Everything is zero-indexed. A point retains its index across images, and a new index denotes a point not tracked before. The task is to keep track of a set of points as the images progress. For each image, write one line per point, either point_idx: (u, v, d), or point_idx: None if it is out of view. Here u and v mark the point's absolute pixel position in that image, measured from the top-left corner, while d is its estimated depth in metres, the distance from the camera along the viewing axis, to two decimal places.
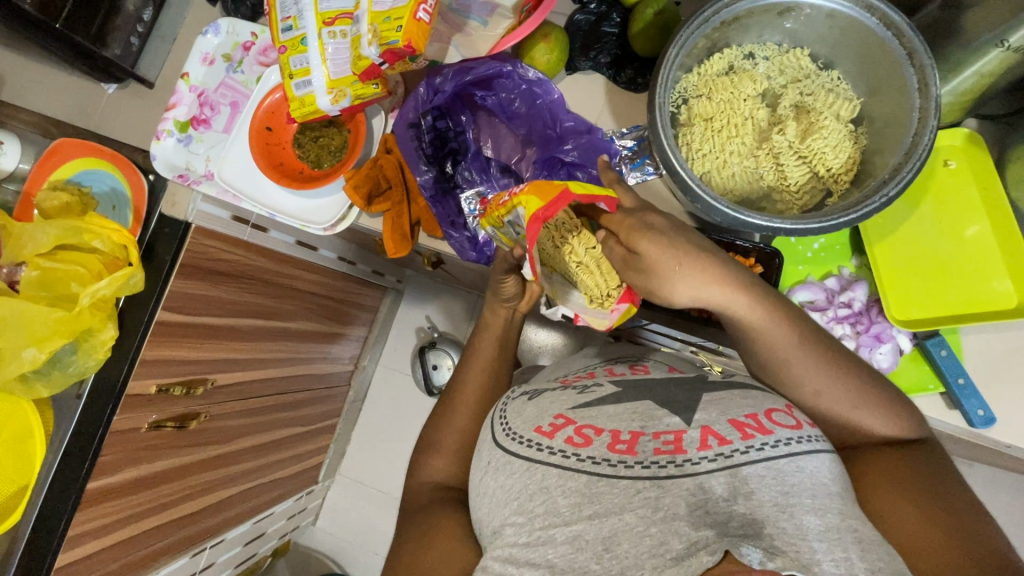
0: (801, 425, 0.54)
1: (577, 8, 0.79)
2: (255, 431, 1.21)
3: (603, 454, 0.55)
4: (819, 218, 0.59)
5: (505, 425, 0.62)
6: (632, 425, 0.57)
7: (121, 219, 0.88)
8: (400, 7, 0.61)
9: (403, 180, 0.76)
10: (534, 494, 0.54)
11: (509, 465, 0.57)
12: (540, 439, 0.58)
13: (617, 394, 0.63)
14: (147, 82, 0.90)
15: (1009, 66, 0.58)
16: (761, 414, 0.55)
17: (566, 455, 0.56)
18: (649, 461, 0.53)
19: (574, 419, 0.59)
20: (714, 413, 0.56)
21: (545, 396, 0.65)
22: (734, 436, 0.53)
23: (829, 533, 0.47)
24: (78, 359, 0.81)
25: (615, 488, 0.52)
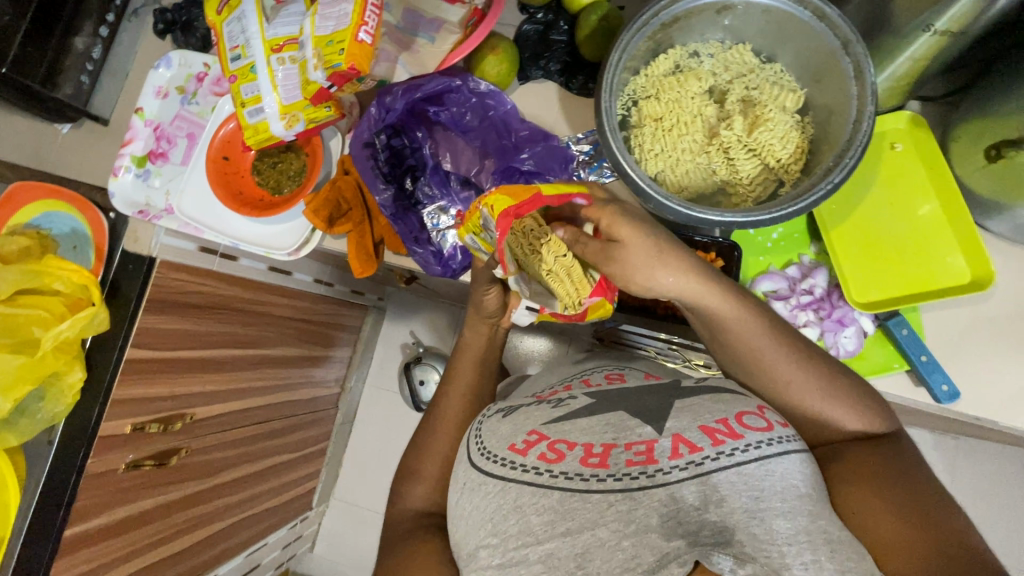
0: (771, 426, 0.53)
1: (525, 19, 0.80)
2: (240, 463, 1.19)
3: (576, 470, 0.54)
4: (769, 210, 0.59)
5: (480, 445, 0.60)
6: (604, 437, 0.56)
7: (82, 259, 0.86)
8: (343, 30, 0.62)
9: (363, 201, 0.77)
10: (508, 515, 0.54)
11: (484, 486, 0.57)
12: (513, 457, 0.57)
13: (590, 405, 0.61)
14: (102, 120, 0.92)
15: (941, 49, 0.59)
16: (731, 417, 0.54)
17: (539, 473, 0.55)
18: (621, 473, 0.53)
19: (547, 435, 0.58)
20: (685, 420, 0.55)
21: (519, 410, 0.63)
22: (704, 443, 0.52)
23: (798, 536, 0.47)
24: (46, 405, 0.79)
25: (587, 503, 0.52)
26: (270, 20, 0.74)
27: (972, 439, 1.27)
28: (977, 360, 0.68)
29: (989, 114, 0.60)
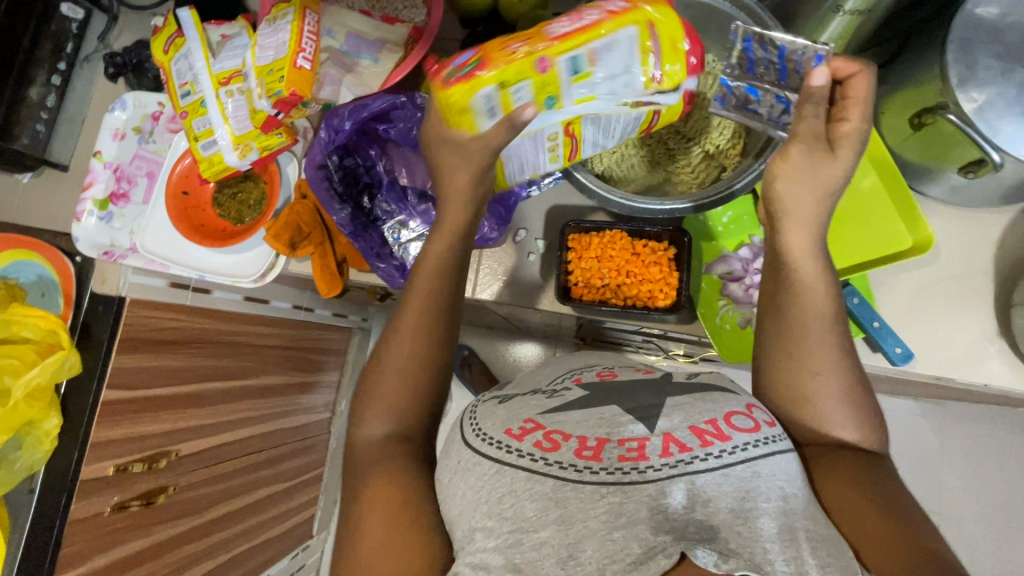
0: (758, 427, 0.52)
1: (467, 34, 0.82)
2: (230, 496, 1.15)
3: (570, 460, 0.51)
4: (691, 198, 0.64)
5: (475, 426, 0.56)
6: (599, 430, 0.53)
7: (52, 305, 0.87)
8: (281, 59, 0.65)
9: (322, 223, 0.79)
10: (503, 498, 0.50)
11: (478, 466, 0.52)
12: (508, 441, 0.53)
13: (585, 397, 0.58)
14: (60, 166, 0.93)
15: (854, 28, 0.61)
16: (721, 416, 0.53)
17: (534, 459, 0.51)
18: (614, 467, 0.50)
19: (544, 423, 0.54)
20: (676, 419, 0.53)
21: (516, 399, 0.60)
22: (693, 443, 0.51)
23: (785, 536, 0.46)
24: (23, 453, 0.79)
25: (581, 493, 0.49)
26: (215, 54, 0.76)
27: (958, 403, 1.28)
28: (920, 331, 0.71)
29: (912, 85, 0.63)
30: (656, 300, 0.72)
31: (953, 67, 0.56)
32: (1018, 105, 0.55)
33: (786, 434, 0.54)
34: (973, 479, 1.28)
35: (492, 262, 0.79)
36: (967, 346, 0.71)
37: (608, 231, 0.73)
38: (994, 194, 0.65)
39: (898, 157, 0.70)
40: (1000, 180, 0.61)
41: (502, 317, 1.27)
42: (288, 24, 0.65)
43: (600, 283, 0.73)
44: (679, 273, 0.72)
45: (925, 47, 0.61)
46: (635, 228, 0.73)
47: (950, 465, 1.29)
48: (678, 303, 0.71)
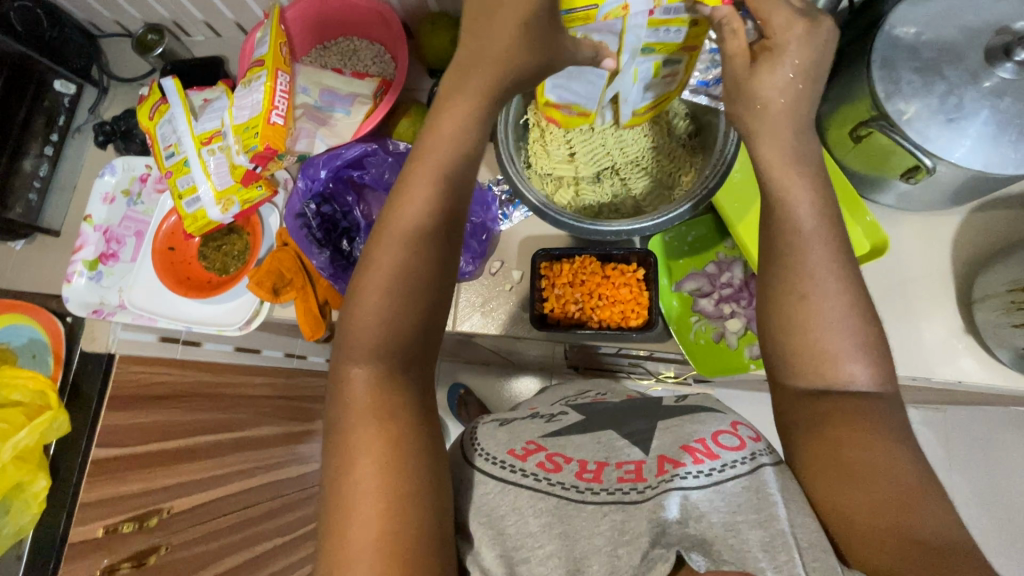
0: (745, 444, 0.51)
1: (435, 83, 0.87)
2: (230, 552, 1.09)
3: (571, 481, 0.52)
4: (677, 210, 0.65)
5: (476, 447, 0.58)
6: (598, 454, 0.54)
7: (43, 366, 0.89)
8: (256, 117, 0.70)
9: (302, 268, 0.81)
10: (506, 514, 0.51)
11: (484, 485, 0.54)
12: (512, 461, 0.54)
13: (584, 422, 0.61)
14: (52, 231, 0.96)
15: None
16: (708, 436, 0.52)
17: (537, 479, 0.53)
18: (614, 487, 0.51)
19: (545, 445, 0.56)
20: (668, 440, 0.53)
21: (516, 422, 0.62)
22: (685, 460, 0.50)
23: (771, 543, 0.44)
24: (12, 518, 0.82)
25: (582, 512, 0.50)
26: (198, 117, 0.81)
27: (956, 408, 1.28)
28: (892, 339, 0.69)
29: (849, 102, 0.67)
30: (628, 320, 0.74)
31: (878, 84, 0.61)
32: (943, 114, 0.59)
33: (773, 447, 0.52)
34: (987, 486, 1.25)
35: (473, 290, 0.81)
36: (936, 345, 0.73)
37: (578, 257, 0.76)
38: (940, 198, 0.68)
39: (846, 170, 0.74)
40: (941, 184, 0.64)
41: (494, 352, 1.28)
42: (262, 85, 0.70)
43: (574, 307, 0.75)
44: (649, 292, 0.74)
45: (854, 65, 0.66)
46: (603, 250, 0.75)
47: (959, 470, 1.27)
48: (651, 321, 0.73)
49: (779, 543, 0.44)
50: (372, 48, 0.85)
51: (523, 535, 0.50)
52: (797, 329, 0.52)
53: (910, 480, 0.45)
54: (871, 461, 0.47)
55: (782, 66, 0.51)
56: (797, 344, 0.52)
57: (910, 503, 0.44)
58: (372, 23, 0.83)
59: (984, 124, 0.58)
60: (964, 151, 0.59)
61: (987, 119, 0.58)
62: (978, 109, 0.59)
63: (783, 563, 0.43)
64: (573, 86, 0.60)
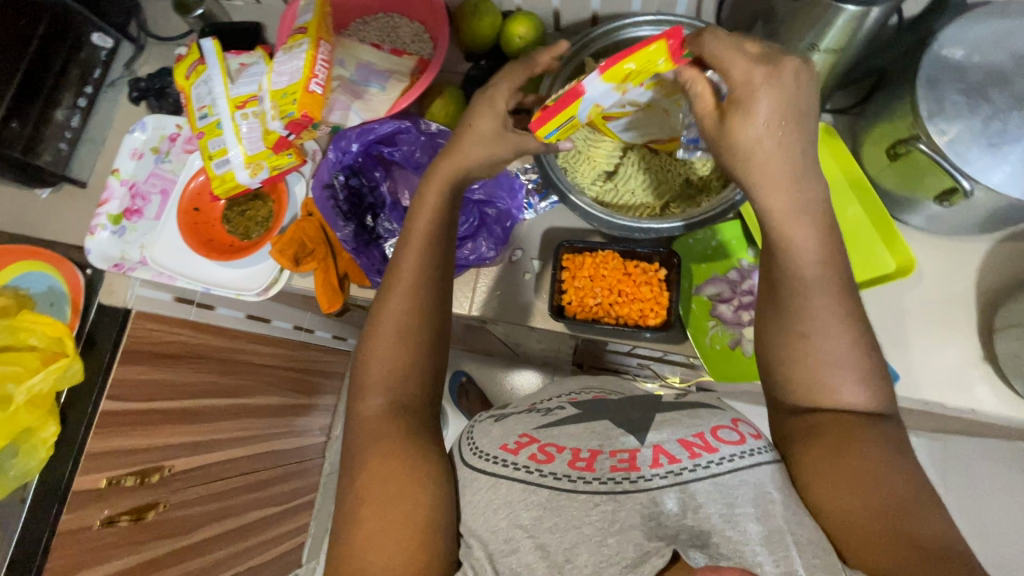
0: (745, 439, 0.51)
1: (471, 66, 0.88)
2: (216, 518, 1.14)
3: (564, 471, 0.52)
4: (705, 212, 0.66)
5: (471, 444, 0.58)
6: (592, 442, 0.54)
7: (60, 314, 0.88)
8: (295, 83, 0.69)
9: (325, 240, 0.82)
10: (498, 508, 0.52)
11: (476, 482, 0.54)
12: (504, 455, 0.54)
13: (577, 415, 0.58)
14: (79, 182, 0.97)
15: (831, 64, 0.66)
16: (707, 430, 0.52)
17: (529, 471, 0.53)
18: (606, 477, 0.51)
19: (537, 437, 0.55)
20: (666, 432, 0.53)
21: (512, 416, 0.61)
22: (682, 455, 0.51)
23: (771, 538, 0.45)
24: (18, 461, 0.79)
25: (575, 501, 0.50)
26: (234, 80, 0.81)
27: (956, 439, 1.27)
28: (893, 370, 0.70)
29: (890, 118, 0.67)
30: (646, 319, 0.74)
31: (923, 102, 0.60)
32: (985, 138, 0.59)
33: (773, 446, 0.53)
34: (982, 520, 1.25)
35: (468, 277, 0.82)
36: (952, 371, 0.72)
37: (600, 252, 0.76)
38: (972, 223, 0.67)
39: (878, 187, 0.74)
40: (975, 209, 0.64)
41: (501, 343, 1.29)
42: (303, 52, 0.69)
43: (593, 302, 0.76)
44: (669, 292, 0.74)
45: (900, 82, 0.66)
46: (627, 248, 0.75)
47: (953, 502, 1.26)
48: (669, 321, 0.73)
49: (776, 539, 0.45)
50: (413, 27, 0.85)
51: (514, 529, 0.51)
52: (821, 337, 0.52)
53: (915, 489, 0.45)
54: (863, 465, 0.47)
55: (753, 116, 0.48)
56: (820, 353, 0.52)
57: (915, 508, 0.44)
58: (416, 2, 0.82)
59: None
60: (1002, 177, 0.58)
61: None
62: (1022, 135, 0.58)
63: (781, 559, 0.44)
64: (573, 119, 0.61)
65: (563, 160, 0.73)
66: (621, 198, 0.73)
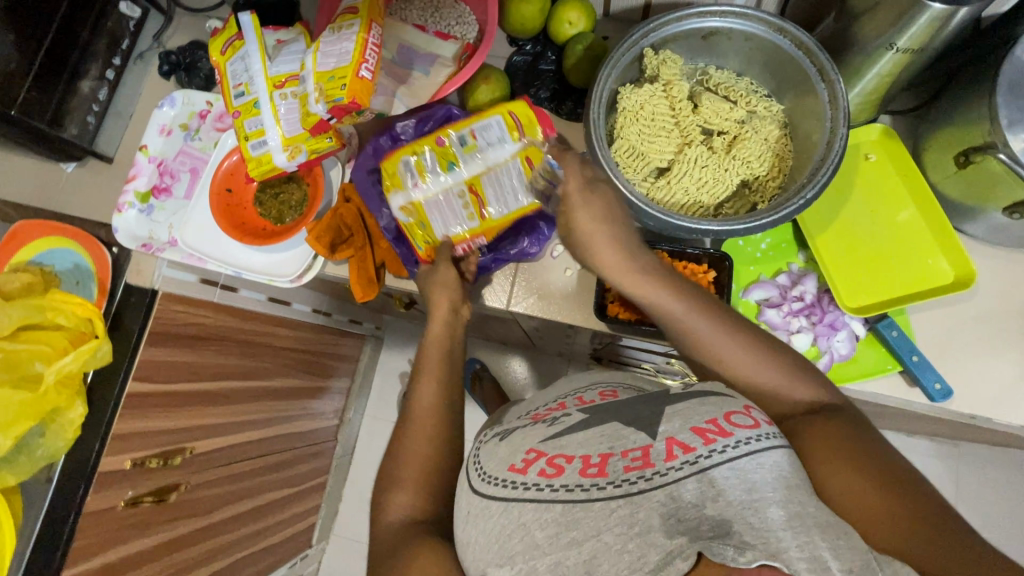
0: (759, 423, 0.48)
1: (513, 51, 0.86)
2: (231, 500, 1.12)
3: (576, 481, 0.48)
4: (768, 215, 0.62)
5: (478, 469, 0.54)
6: (601, 446, 0.50)
7: (85, 293, 0.86)
8: (344, 67, 0.66)
9: (364, 227, 0.80)
10: (512, 532, 0.47)
11: (486, 510, 0.50)
12: (513, 477, 0.50)
13: (587, 417, 0.55)
14: (104, 158, 0.93)
15: (904, 66, 0.63)
16: (720, 416, 0.49)
17: (540, 488, 0.48)
18: (620, 480, 0.47)
19: (544, 451, 0.52)
20: (676, 423, 0.49)
21: (516, 432, 0.57)
22: (695, 443, 0.47)
23: (795, 522, 0.42)
24: (46, 441, 0.77)
25: (592, 511, 0.46)
26: (272, 58, 0.77)
27: (979, 447, 1.26)
28: (846, 390, 0.74)
29: (961, 123, 0.64)
30: None
31: (1003, 109, 0.58)
32: None
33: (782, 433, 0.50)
34: (1002, 529, 1.24)
35: (498, 278, 0.81)
36: (1001, 386, 0.71)
37: (648, 251, 0.75)
38: None
39: (939, 195, 0.71)
40: None
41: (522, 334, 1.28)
42: (354, 34, 0.66)
43: None
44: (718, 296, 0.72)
45: (972, 86, 0.63)
46: (676, 249, 0.74)
47: (974, 510, 1.26)
48: None
49: (799, 524, 0.42)
50: (457, 8, 0.81)
51: (532, 550, 0.46)
52: None
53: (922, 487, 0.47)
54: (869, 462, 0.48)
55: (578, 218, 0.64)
56: None
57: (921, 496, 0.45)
58: None
59: None
60: None
61: None
62: None
63: (810, 547, 0.41)
64: (486, 192, 0.76)
65: (617, 155, 0.71)
66: (673, 196, 0.71)
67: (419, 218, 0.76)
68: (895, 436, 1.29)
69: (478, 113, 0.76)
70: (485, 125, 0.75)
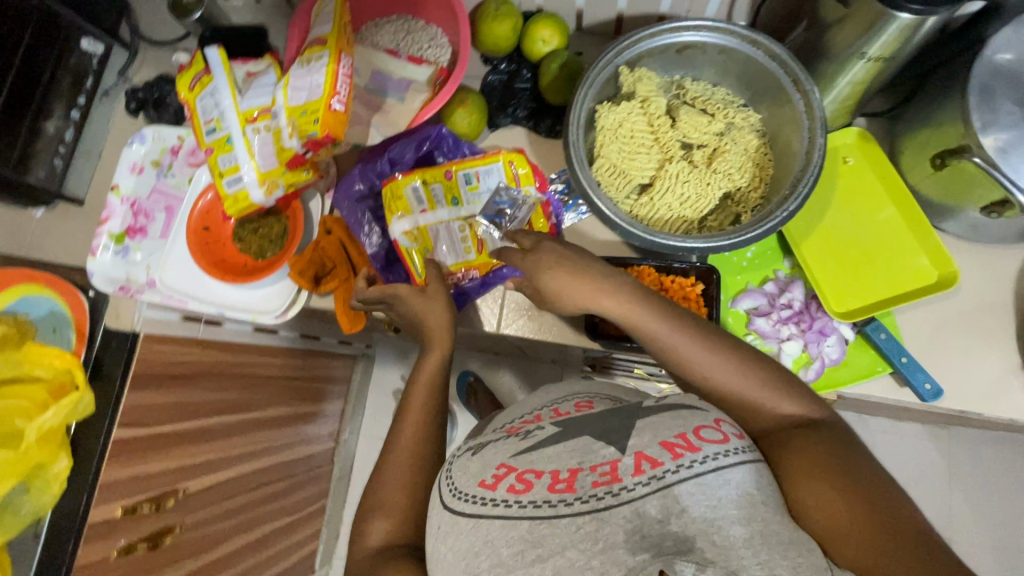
0: (728, 439, 0.47)
1: (488, 70, 0.85)
2: (231, 535, 1.10)
3: (543, 497, 0.47)
4: (740, 233, 0.62)
5: (449, 483, 0.52)
6: (571, 461, 0.49)
7: (63, 341, 0.83)
8: (315, 101, 0.65)
9: (347, 258, 0.79)
10: (479, 550, 0.47)
11: (457, 526, 0.49)
12: (483, 492, 0.49)
13: (559, 434, 0.52)
14: (76, 201, 0.92)
15: (878, 72, 0.63)
16: (690, 431, 0.48)
17: (508, 505, 0.48)
18: (588, 496, 0.46)
19: (515, 466, 0.50)
20: (646, 437, 0.48)
21: (489, 444, 0.55)
22: (664, 458, 0.46)
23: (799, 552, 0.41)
24: (30, 497, 0.76)
25: (558, 528, 0.46)
26: (242, 92, 0.76)
27: (978, 431, 1.27)
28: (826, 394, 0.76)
29: (935, 126, 0.65)
30: None
31: (975, 113, 0.58)
32: None
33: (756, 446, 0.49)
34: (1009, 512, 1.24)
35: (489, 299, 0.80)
36: (989, 380, 0.72)
37: (637, 267, 0.75)
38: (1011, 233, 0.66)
39: (917, 196, 0.72)
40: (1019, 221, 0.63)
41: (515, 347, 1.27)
42: (323, 66, 0.64)
43: None
44: (708, 308, 0.73)
45: (944, 89, 0.64)
46: (664, 265, 0.74)
47: (977, 494, 1.26)
48: None
49: (757, 541, 0.42)
50: (429, 29, 0.80)
51: (498, 568, 0.46)
52: None
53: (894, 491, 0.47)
54: (835, 466, 0.47)
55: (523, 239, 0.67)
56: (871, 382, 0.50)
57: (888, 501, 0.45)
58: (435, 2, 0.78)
59: None
60: None
61: None
62: None
63: None
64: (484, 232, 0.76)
65: (599, 174, 0.70)
66: (656, 213, 0.71)
67: (422, 245, 0.76)
68: (893, 425, 1.30)
69: (481, 156, 0.77)
70: (487, 170, 0.77)
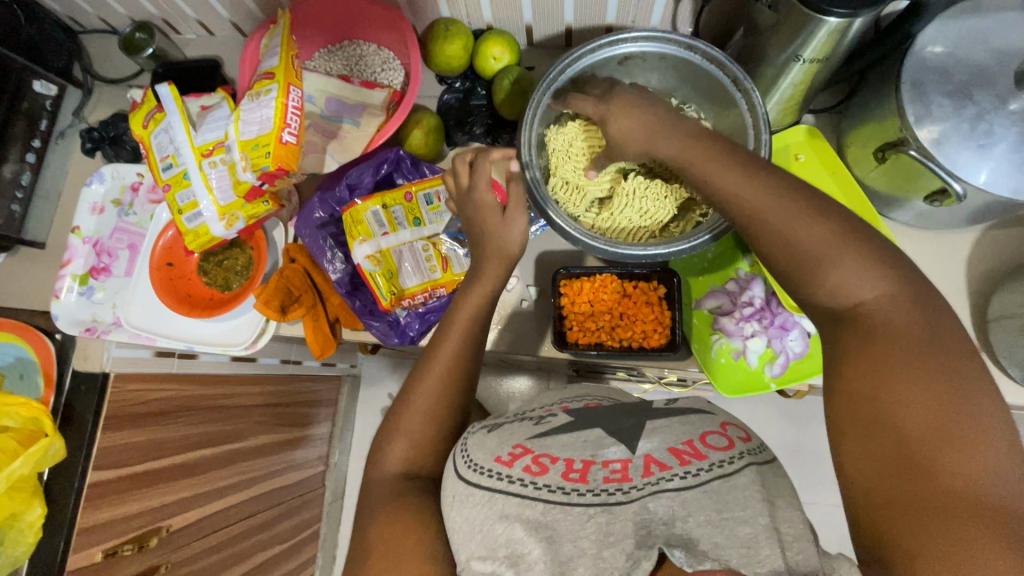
0: (733, 444, 0.47)
1: (444, 89, 0.86)
2: (224, 568, 1.08)
3: (557, 483, 0.46)
4: (695, 237, 0.62)
5: (465, 455, 0.51)
6: (583, 453, 0.49)
7: (31, 387, 0.82)
8: (266, 134, 0.65)
9: (313, 285, 0.79)
10: (493, 524, 0.45)
11: (471, 498, 0.47)
12: (497, 468, 0.48)
13: (572, 423, 0.54)
14: (37, 244, 0.90)
15: (815, 73, 0.65)
16: (696, 437, 0.48)
17: (523, 484, 0.46)
18: (600, 489, 0.45)
19: (531, 448, 0.50)
20: (656, 441, 0.48)
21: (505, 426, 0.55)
22: (671, 463, 0.46)
23: None
24: (6, 548, 0.74)
25: (569, 515, 0.44)
26: (197, 127, 0.76)
27: None
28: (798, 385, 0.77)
29: (876, 120, 0.66)
30: (650, 339, 0.75)
31: (909, 107, 0.60)
32: (973, 139, 0.59)
33: (766, 446, 0.49)
34: None
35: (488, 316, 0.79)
36: None
37: (599, 275, 0.77)
38: (959, 217, 0.68)
39: (868, 189, 0.74)
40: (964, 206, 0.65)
41: None
42: (272, 100, 0.65)
43: (596, 326, 0.76)
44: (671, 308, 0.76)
45: (881, 83, 0.66)
46: (624, 270, 0.76)
47: None
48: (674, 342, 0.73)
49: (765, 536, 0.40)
50: (380, 53, 0.82)
51: (511, 549, 0.43)
52: None
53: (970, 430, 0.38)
54: (871, 411, 0.41)
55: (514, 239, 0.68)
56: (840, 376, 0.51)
57: (948, 457, 0.38)
58: (384, 26, 0.79)
59: (1013, 149, 0.58)
60: (987, 175, 0.59)
61: (1016, 143, 0.58)
62: (1010, 134, 0.58)
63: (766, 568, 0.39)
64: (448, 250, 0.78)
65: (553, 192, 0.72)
66: (616, 223, 0.72)
67: (386, 268, 0.76)
68: None
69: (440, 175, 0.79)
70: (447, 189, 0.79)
